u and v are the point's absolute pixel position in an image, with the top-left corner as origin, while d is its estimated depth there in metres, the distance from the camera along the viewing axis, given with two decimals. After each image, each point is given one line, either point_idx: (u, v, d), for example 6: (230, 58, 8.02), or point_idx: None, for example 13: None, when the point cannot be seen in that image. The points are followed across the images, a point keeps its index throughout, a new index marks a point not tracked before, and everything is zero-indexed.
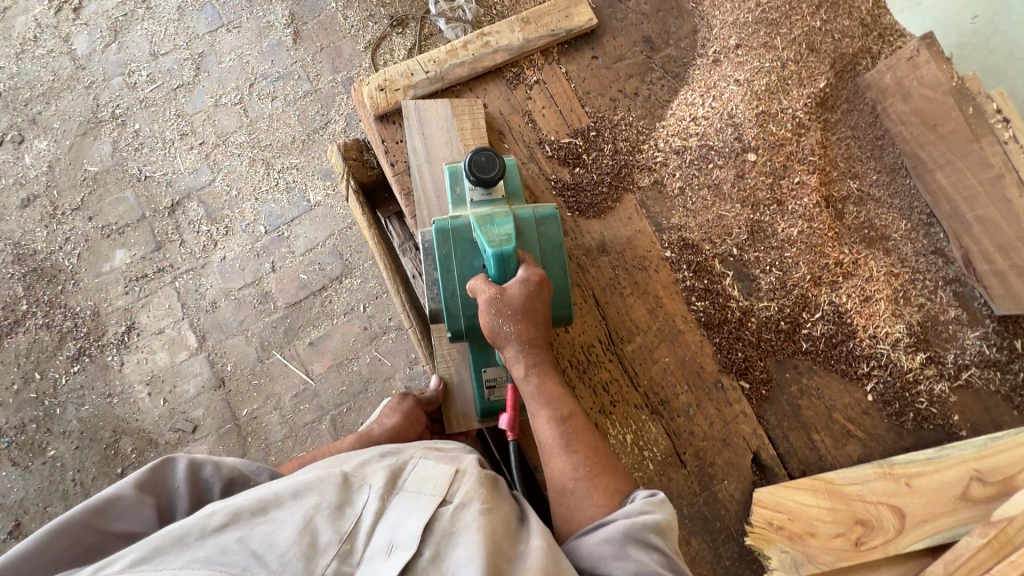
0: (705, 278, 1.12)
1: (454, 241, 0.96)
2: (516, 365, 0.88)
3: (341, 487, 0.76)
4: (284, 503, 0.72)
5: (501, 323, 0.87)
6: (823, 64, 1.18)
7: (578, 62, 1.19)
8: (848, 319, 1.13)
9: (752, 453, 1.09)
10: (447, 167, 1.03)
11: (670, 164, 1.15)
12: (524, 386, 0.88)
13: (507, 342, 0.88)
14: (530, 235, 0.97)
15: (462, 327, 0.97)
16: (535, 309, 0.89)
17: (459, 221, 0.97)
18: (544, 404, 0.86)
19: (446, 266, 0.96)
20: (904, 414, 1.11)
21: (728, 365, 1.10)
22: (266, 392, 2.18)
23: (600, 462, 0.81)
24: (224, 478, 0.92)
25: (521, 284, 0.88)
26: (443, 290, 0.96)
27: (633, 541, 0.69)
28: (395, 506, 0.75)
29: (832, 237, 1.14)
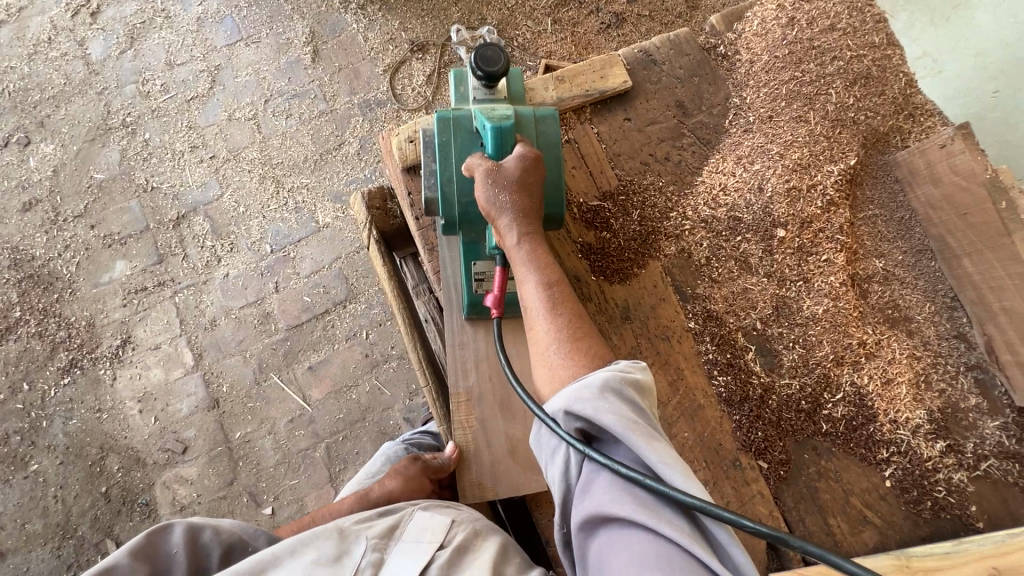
0: (727, 351, 1.10)
1: (455, 127, 0.95)
2: (509, 236, 0.86)
3: (338, 540, 0.83)
4: (283, 562, 0.78)
5: (497, 195, 0.86)
6: (855, 141, 1.17)
7: (610, 123, 1.18)
8: (869, 401, 1.11)
9: (767, 535, 1.06)
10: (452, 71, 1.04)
11: (697, 233, 1.13)
12: (514, 255, 0.85)
13: (501, 212, 0.86)
14: (530, 128, 0.97)
15: (456, 216, 0.97)
16: (530, 186, 0.88)
17: (461, 112, 0.97)
18: (533, 269, 0.83)
19: (444, 153, 0.95)
20: (921, 502, 1.09)
21: (747, 444, 1.08)
22: (261, 416, 2.13)
23: (584, 334, 0.77)
24: (224, 543, 0.88)
25: (517, 161, 0.87)
26: (440, 177, 0.96)
27: (611, 385, 0.67)
28: (393, 557, 0.83)
29: (856, 316, 1.13)
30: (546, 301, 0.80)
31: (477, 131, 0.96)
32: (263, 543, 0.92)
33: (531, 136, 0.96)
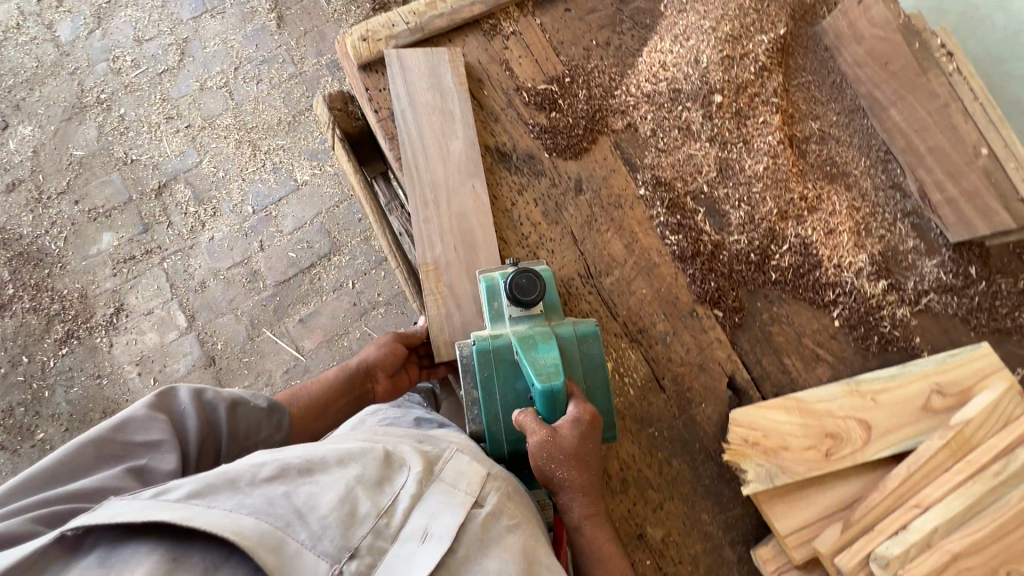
0: (678, 213, 1.17)
1: (497, 362, 0.96)
2: (570, 513, 0.89)
3: (383, 462, 0.78)
4: (329, 468, 0.75)
5: (554, 469, 0.86)
6: (782, 13, 1.25)
7: (553, 14, 1.24)
8: (814, 250, 1.19)
9: (727, 377, 1.14)
10: (483, 281, 1.02)
11: (641, 108, 1.21)
12: (575, 537, 0.89)
13: (559, 488, 0.88)
14: (573, 355, 0.98)
15: (504, 450, 0.98)
16: (587, 454, 0.88)
17: (501, 341, 0.97)
18: (598, 559, 0.86)
19: (488, 387, 0.96)
20: (869, 337, 1.17)
21: (702, 295, 1.15)
22: (257, 369, 2.19)
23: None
24: (227, 400, 1.00)
25: (572, 426, 0.88)
26: (486, 413, 0.97)
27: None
28: (430, 496, 0.77)
29: (796, 173, 1.21)
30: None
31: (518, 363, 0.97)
32: (262, 402, 1.07)
33: (575, 364, 0.97)
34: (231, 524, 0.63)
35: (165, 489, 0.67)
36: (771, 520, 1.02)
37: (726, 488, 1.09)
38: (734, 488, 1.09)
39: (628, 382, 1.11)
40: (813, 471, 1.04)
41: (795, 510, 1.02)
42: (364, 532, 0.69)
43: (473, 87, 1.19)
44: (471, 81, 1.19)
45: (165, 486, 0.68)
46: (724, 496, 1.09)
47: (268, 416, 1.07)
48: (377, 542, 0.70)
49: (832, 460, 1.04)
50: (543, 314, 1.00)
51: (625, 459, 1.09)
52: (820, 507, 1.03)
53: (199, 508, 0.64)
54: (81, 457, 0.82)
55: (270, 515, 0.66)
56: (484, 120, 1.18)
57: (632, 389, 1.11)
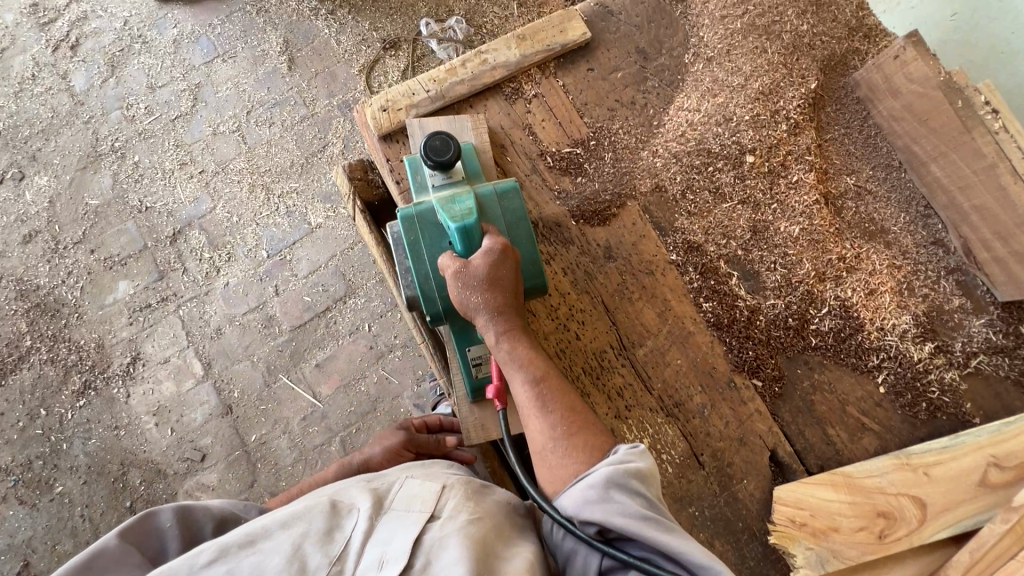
0: (711, 279, 1.13)
1: (420, 225, 1.01)
2: (489, 334, 0.95)
3: (330, 513, 0.82)
4: (272, 534, 0.77)
5: (468, 295, 0.93)
6: (813, 65, 1.21)
7: (574, 75, 1.22)
8: (855, 312, 1.14)
9: (769, 451, 1.09)
10: (407, 159, 1.08)
11: (670, 169, 1.17)
12: (495, 352, 0.95)
13: (476, 312, 0.94)
14: (494, 209, 1.02)
15: (440, 310, 1.03)
16: (500, 278, 0.95)
17: (423, 206, 1.02)
18: (517, 367, 0.92)
19: (416, 251, 1.01)
20: (917, 404, 1.12)
21: (739, 364, 1.11)
22: (275, 417, 2.16)
23: (573, 418, 0.87)
24: (216, 517, 0.93)
25: (484, 256, 0.94)
26: (417, 275, 1.01)
27: (614, 482, 0.75)
28: (382, 526, 0.82)
29: (834, 233, 1.16)
30: (533, 397, 0.89)
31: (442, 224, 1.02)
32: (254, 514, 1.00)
33: (496, 216, 1.02)
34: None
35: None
36: None
37: (773, 570, 1.04)
38: (781, 570, 1.04)
39: (666, 459, 1.07)
40: (867, 555, 0.99)
41: None
42: None
43: (496, 154, 1.17)
44: (494, 147, 1.17)
45: None
46: None
47: None
48: None
49: (887, 543, 1.00)
50: (464, 179, 1.06)
51: None
52: None
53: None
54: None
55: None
56: None
57: (670, 466, 1.07)
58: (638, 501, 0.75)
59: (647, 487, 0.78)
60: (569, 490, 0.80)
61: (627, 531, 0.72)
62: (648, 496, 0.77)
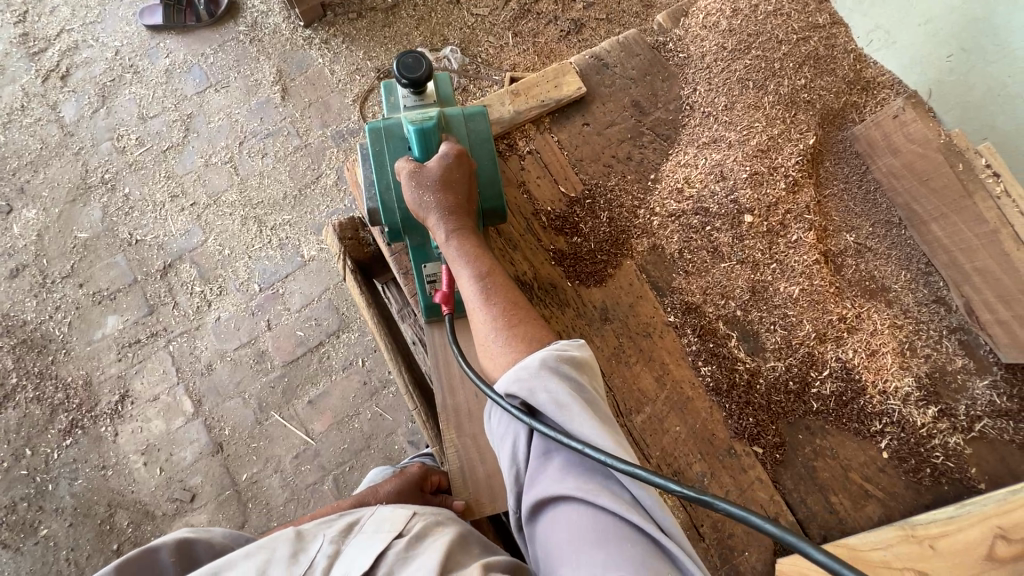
0: (710, 341, 1.11)
1: (386, 136, 1.04)
2: (440, 232, 0.93)
3: (296, 540, 0.80)
4: (236, 563, 0.75)
5: (420, 194, 0.92)
6: (812, 120, 1.20)
7: (569, 130, 1.20)
8: (856, 375, 1.12)
9: (770, 520, 1.06)
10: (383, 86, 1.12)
11: (667, 228, 1.15)
12: (445, 251, 0.92)
13: (427, 212, 0.93)
14: (459, 128, 1.04)
15: (398, 221, 1.05)
16: (453, 181, 0.95)
17: (391, 121, 1.05)
18: (464, 263, 0.89)
19: (379, 162, 1.03)
20: (921, 469, 1.09)
21: (740, 431, 1.08)
22: (266, 455, 2.12)
23: (515, 310, 0.83)
24: (216, 554, 0.93)
25: (440, 159, 0.95)
26: (379, 186, 1.03)
27: (546, 365, 0.70)
28: (348, 548, 0.79)
29: (834, 292, 1.14)
30: (477, 290, 0.86)
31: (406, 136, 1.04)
32: None
33: (459, 132, 1.04)
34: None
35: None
36: None
37: None
38: None
39: None
40: None
41: None
42: None
43: None
44: None
45: None
46: None
47: None
48: None
49: None
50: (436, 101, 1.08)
51: None
52: None
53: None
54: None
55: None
56: (502, 246, 1.12)
57: None
58: (569, 384, 0.70)
59: (581, 374, 0.73)
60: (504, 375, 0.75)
61: (552, 413, 0.67)
62: (581, 381, 0.71)
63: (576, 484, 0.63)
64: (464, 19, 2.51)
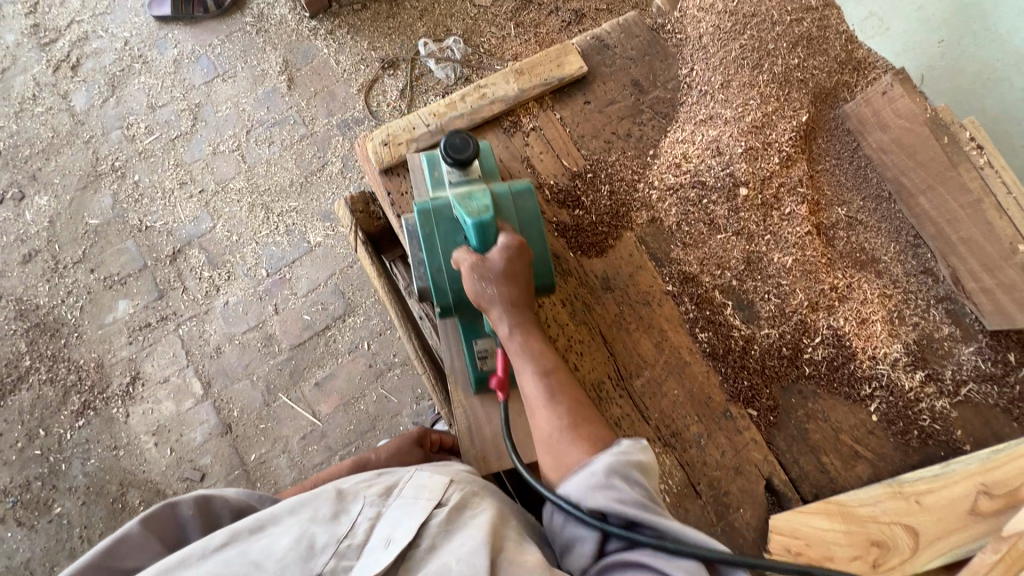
0: (707, 309, 1.16)
1: (437, 220, 1.04)
2: (503, 326, 0.97)
3: (336, 500, 0.87)
4: (281, 519, 0.82)
5: (484, 287, 0.96)
6: (805, 99, 1.25)
7: (571, 108, 1.24)
8: (847, 341, 1.16)
9: (764, 479, 1.11)
10: (425, 154, 1.11)
11: (665, 201, 1.19)
12: (508, 345, 0.97)
13: (491, 304, 0.96)
14: (508, 208, 1.05)
15: (450, 301, 1.06)
16: (514, 272, 0.98)
17: (440, 201, 1.05)
18: (528, 361, 0.93)
19: (430, 242, 1.04)
20: (909, 432, 1.14)
21: (735, 394, 1.13)
22: (274, 436, 2.16)
23: (580, 413, 0.88)
24: (232, 509, 0.97)
25: (501, 252, 0.97)
26: (430, 266, 1.05)
27: (616, 469, 0.76)
28: (389, 512, 0.86)
29: (826, 263, 1.19)
30: (542, 391, 0.91)
31: (457, 219, 1.05)
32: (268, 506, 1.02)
33: (511, 215, 1.05)
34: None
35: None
36: None
37: None
38: None
39: (664, 490, 1.08)
40: None
41: None
42: (324, 559, 0.77)
43: None
44: None
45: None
46: None
47: None
48: (343, 563, 0.78)
49: (881, 572, 1.01)
50: (481, 176, 1.09)
51: None
52: None
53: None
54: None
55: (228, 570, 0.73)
56: None
57: (668, 496, 1.08)
58: (638, 489, 0.76)
59: (646, 478, 0.79)
60: (570, 476, 0.81)
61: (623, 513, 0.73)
62: (647, 487, 0.77)
63: (647, 557, 0.71)
64: (467, 10, 2.55)
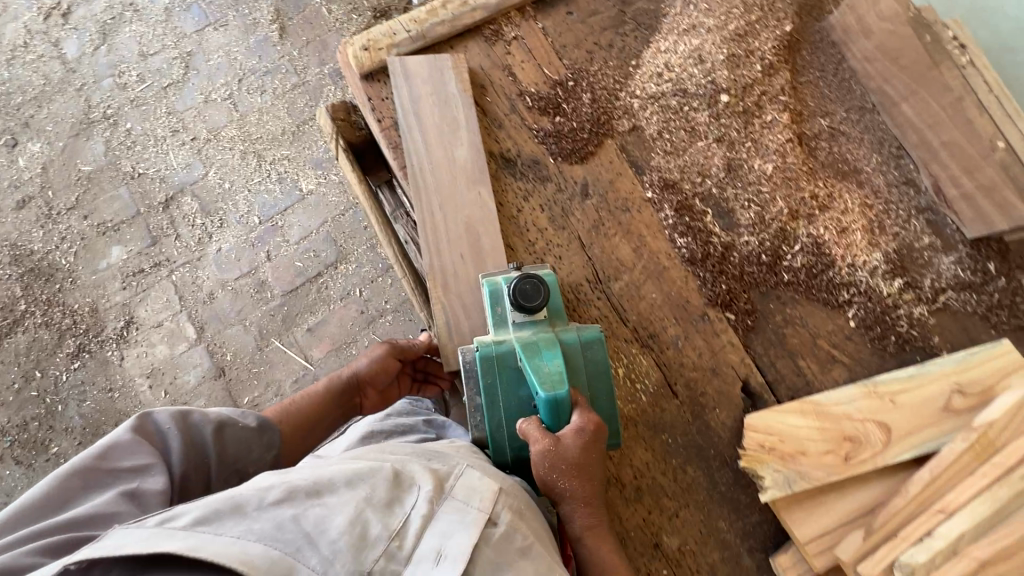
0: (686, 215, 1.16)
1: (500, 370, 0.94)
2: (572, 522, 0.88)
3: (393, 482, 0.73)
4: (338, 489, 0.69)
5: (556, 479, 0.85)
6: (788, 10, 1.24)
7: (554, 18, 1.24)
8: (826, 249, 1.16)
9: (741, 381, 1.11)
10: (487, 285, 1.00)
11: (647, 110, 1.19)
12: (575, 541, 0.88)
13: (561, 497, 0.87)
14: (578, 364, 0.95)
15: (508, 458, 0.95)
16: (589, 462, 0.87)
17: (504, 347, 0.95)
18: (599, 572, 0.85)
19: (490, 395, 0.95)
20: (886, 337, 1.14)
21: (713, 298, 1.13)
22: (267, 379, 2.19)
23: None
24: (215, 422, 0.95)
25: (576, 436, 0.86)
26: (489, 420, 0.95)
27: None
28: (444, 514, 0.72)
29: (807, 171, 1.19)
30: None
31: (522, 371, 0.95)
32: (252, 421, 1.01)
33: (580, 374, 0.94)
34: (237, 553, 0.58)
35: (169, 516, 0.62)
36: (790, 527, 1.00)
37: (743, 494, 1.07)
38: (751, 494, 1.07)
39: (639, 389, 1.10)
40: (832, 476, 1.01)
41: (814, 516, 1.00)
42: (376, 555, 0.64)
43: (477, 94, 1.18)
44: (474, 87, 1.19)
45: (168, 511, 0.63)
46: (741, 502, 1.06)
47: (259, 436, 1.01)
48: (390, 565, 0.65)
49: (851, 465, 1.02)
50: (548, 320, 0.97)
51: (639, 466, 1.07)
52: (841, 512, 1.00)
53: (205, 538, 0.59)
54: (64, 490, 0.76)
55: (275, 541, 0.61)
56: (488, 126, 1.17)
57: (644, 395, 1.09)
58: None
59: None
60: None
61: None
62: None
63: None
64: None
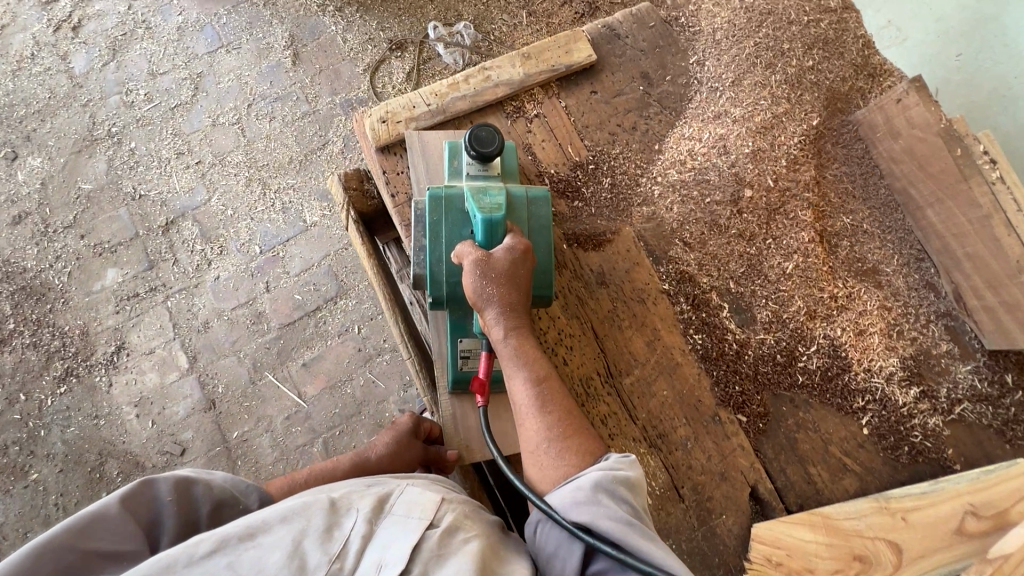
0: (703, 311, 1.13)
1: (446, 207, 0.99)
2: (495, 329, 0.89)
3: (329, 510, 0.72)
4: (272, 528, 0.67)
5: (484, 285, 0.88)
6: (815, 104, 1.24)
7: (577, 96, 1.22)
8: (842, 352, 1.14)
9: (749, 486, 1.08)
10: (448, 143, 1.07)
11: (668, 199, 1.17)
12: (499, 347, 0.89)
13: (487, 303, 0.88)
14: (520, 212, 1.00)
15: (444, 295, 1.00)
16: (516, 276, 0.91)
17: (454, 190, 1.01)
18: (519, 364, 0.86)
19: (435, 230, 0.99)
20: (899, 448, 1.11)
21: (725, 399, 1.10)
22: (258, 415, 2.12)
23: (567, 420, 0.82)
24: (214, 499, 0.81)
25: (506, 252, 0.91)
26: (431, 256, 0.99)
27: (604, 485, 0.72)
28: (383, 531, 0.71)
29: (826, 271, 1.16)
30: (533, 397, 0.84)
31: (467, 212, 1.00)
32: (254, 501, 0.86)
33: (521, 219, 0.99)
34: None
35: None
36: None
37: None
38: None
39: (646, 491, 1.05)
40: None
41: None
42: None
43: None
44: None
45: None
46: None
47: None
48: None
49: None
50: (499, 174, 1.05)
51: None
52: None
53: None
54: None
55: None
56: None
57: (650, 497, 1.06)
58: (627, 510, 0.72)
59: (633, 495, 0.75)
60: (557, 486, 0.77)
61: (612, 536, 0.69)
62: (634, 506, 0.74)
63: None
64: None
